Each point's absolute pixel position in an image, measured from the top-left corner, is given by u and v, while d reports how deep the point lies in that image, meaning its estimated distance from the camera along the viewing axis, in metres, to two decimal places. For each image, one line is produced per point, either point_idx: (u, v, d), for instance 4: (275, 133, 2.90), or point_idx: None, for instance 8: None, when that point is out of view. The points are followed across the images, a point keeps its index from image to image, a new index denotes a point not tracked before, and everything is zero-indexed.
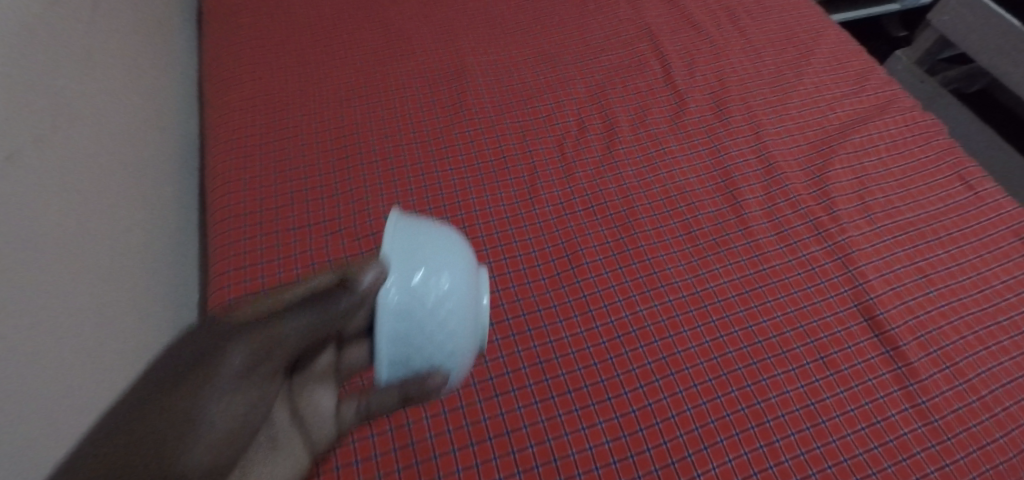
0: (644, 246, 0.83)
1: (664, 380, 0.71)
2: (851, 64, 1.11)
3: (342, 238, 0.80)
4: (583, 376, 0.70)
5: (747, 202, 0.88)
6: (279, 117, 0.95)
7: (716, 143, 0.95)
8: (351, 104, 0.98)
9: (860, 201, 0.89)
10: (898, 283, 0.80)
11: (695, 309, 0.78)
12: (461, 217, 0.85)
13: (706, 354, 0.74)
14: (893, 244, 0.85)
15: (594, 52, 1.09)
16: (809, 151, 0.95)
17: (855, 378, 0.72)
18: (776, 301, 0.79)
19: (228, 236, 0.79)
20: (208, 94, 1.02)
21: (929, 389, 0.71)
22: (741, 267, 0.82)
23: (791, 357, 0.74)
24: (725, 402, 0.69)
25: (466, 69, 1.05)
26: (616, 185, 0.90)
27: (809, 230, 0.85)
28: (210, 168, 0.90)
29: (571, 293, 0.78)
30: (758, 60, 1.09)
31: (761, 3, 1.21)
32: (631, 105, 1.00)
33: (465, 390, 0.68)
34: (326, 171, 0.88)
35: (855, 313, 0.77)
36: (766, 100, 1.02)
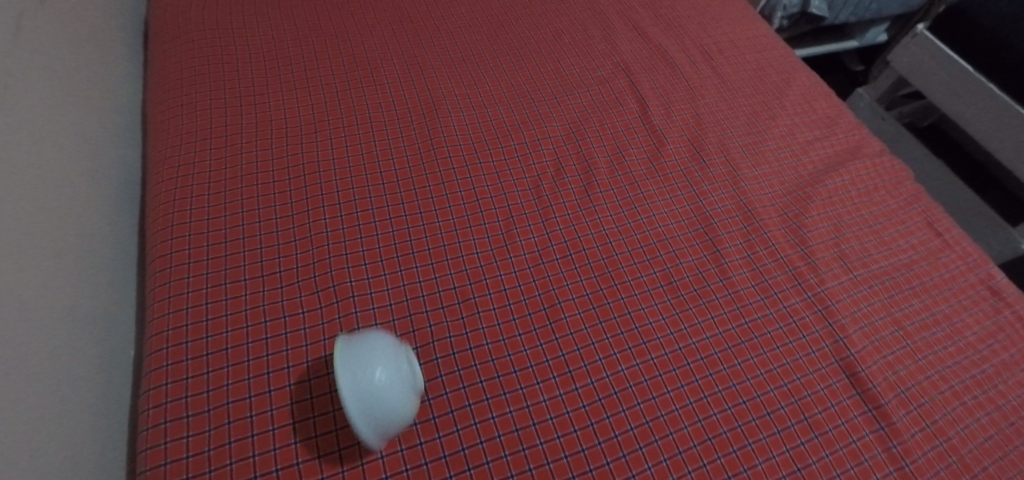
0: (624, 298, 0.80)
1: (648, 448, 0.66)
2: (822, 107, 1.11)
3: (300, 290, 0.74)
4: (563, 445, 0.65)
5: (727, 250, 0.86)
6: (232, 151, 0.87)
7: (695, 188, 0.94)
8: (313, 138, 0.91)
9: (837, 249, 0.88)
10: (876, 337, 0.79)
11: (678, 367, 0.74)
12: (432, 266, 0.79)
13: (691, 416, 0.70)
14: (870, 294, 0.84)
15: (570, 88, 1.06)
16: (786, 197, 0.94)
17: (839, 440, 0.70)
18: (758, 357, 0.76)
19: (169, 288, 0.72)
20: (152, 123, 0.93)
21: (912, 450, 0.70)
22: (723, 321, 0.79)
23: (776, 419, 0.71)
24: (711, 470, 0.66)
25: (437, 102, 1.00)
26: (595, 231, 0.86)
27: (789, 280, 0.84)
28: (151, 208, 0.82)
29: (550, 351, 0.73)
30: (733, 101, 1.08)
31: (734, 42, 1.22)
32: (608, 145, 0.98)
33: (435, 463, 0.62)
34: (284, 213, 0.81)
35: (836, 370, 0.76)
36: (743, 143, 1.01)
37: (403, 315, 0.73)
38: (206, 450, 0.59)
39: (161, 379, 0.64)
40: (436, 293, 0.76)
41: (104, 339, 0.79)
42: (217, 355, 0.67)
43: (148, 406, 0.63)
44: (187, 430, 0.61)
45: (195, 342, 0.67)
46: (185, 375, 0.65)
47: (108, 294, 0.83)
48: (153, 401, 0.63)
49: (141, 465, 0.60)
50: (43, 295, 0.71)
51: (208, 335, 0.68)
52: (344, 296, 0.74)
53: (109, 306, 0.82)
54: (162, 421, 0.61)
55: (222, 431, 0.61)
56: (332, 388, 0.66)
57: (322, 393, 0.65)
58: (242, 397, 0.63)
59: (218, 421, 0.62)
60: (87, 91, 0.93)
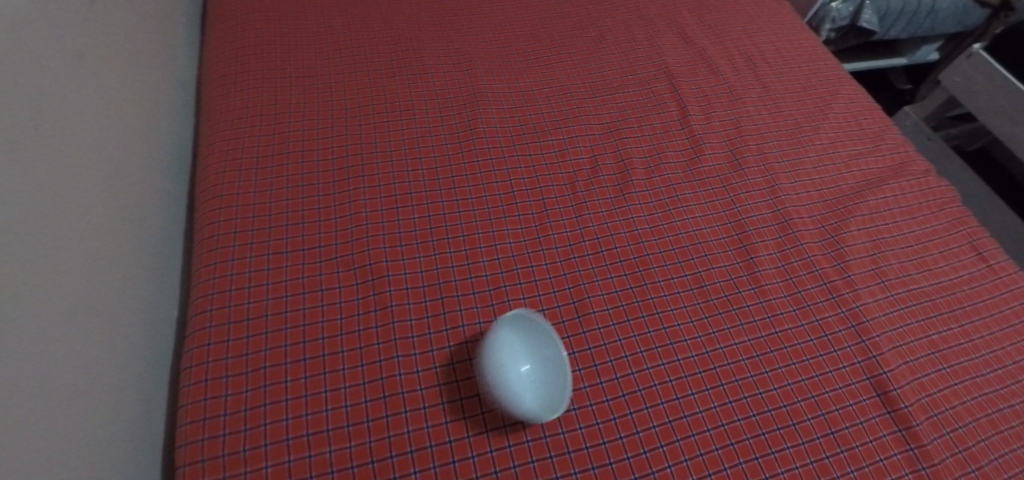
0: (654, 298, 0.80)
1: (669, 447, 0.67)
2: (867, 122, 1.09)
3: (337, 267, 0.77)
4: (585, 436, 0.66)
5: (760, 259, 0.85)
6: (280, 129, 0.91)
7: (731, 194, 0.93)
8: (358, 122, 0.94)
9: (874, 265, 0.87)
10: (910, 357, 0.78)
11: (704, 371, 0.74)
12: (466, 254, 0.81)
13: (714, 420, 0.70)
14: (908, 314, 0.82)
15: (611, 88, 1.07)
16: (824, 209, 0.93)
17: (865, 457, 0.69)
18: (786, 367, 0.75)
19: (215, 255, 0.76)
20: (206, 99, 0.97)
21: (942, 473, 0.68)
22: (753, 328, 0.78)
23: (801, 430, 0.70)
24: (732, 474, 0.66)
25: (479, 94, 1.01)
26: (628, 230, 0.87)
27: (823, 293, 0.83)
28: (202, 179, 0.86)
29: (576, 344, 0.74)
30: (775, 110, 1.07)
31: (780, 51, 1.20)
32: (646, 146, 0.98)
33: (458, 443, 0.64)
34: (326, 192, 0.85)
35: (867, 386, 0.74)
36: (783, 153, 1.00)
37: (434, 297, 0.76)
38: (244, 409, 0.64)
39: (204, 340, 0.69)
40: (468, 280, 0.78)
41: (152, 301, 0.83)
42: (257, 322, 0.71)
43: (191, 363, 0.68)
44: (226, 389, 0.65)
45: (238, 307, 0.72)
46: (229, 338, 0.69)
47: (159, 260, 0.87)
48: (196, 359, 0.68)
49: (183, 419, 0.64)
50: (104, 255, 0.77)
51: (249, 302, 0.72)
52: (379, 275, 0.76)
53: (158, 271, 0.87)
54: (204, 379, 0.66)
55: (259, 393, 0.66)
56: (364, 362, 0.69)
57: (353, 366, 0.69)
58: (278, 363, 0.68)
59: (256, 384, 0.66)
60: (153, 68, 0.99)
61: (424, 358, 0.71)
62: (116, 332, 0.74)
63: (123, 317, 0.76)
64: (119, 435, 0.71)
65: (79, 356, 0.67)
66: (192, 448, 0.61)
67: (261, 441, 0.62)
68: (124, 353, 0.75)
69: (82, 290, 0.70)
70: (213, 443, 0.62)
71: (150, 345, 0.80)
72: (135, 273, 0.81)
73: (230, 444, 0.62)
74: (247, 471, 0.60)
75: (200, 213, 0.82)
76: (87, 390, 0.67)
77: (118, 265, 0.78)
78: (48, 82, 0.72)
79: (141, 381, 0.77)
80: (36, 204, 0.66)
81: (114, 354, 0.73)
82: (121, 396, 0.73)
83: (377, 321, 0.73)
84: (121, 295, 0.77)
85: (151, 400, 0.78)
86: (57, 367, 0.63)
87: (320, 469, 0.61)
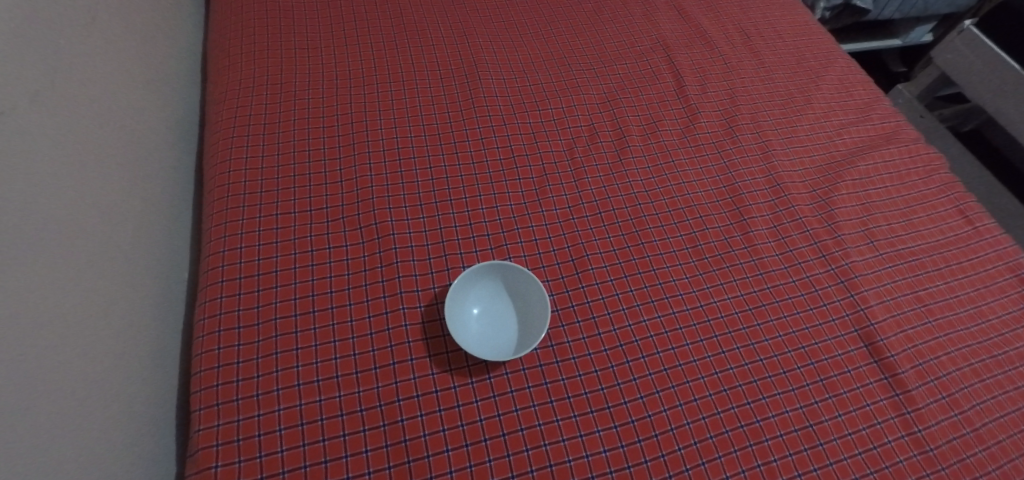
0: (650, 256, 0.83)
1: (665, 393, 0.70)
2: (859, 93, 1.12)
3: (344, 226, 0.80)
4: (583, 383, 0.69)
5: (753, 220, 0.88)
6: (285, 97, 0.93)
7: (726, 160, 0.96)
8: (362, 90, 0.96)
9: (864, 227, 0.89)
10: (897, 310, 0.80)
11: (699, 323, 0.76)
12: (468, 214, 0.84)
13: (708, 368, 0.72)
14: (895, 272, 0.85)
15: (608, 60, 1.09)
16: (816, 175, 0.96)
17: (853, 402, 0.72)
18: (778, 320, 0.78)
19: (225, 215, 0.78)
20: (212, 70, 0.99)
21: (926, 417, 0.71)
22: (746, 284, 0.81)
23: (792, 377, 0.73)
24: (724, 418, 0.69)
25: (479, 65, 1.04)
26: (625, 193, 0.89)
27: (814, 252, 0.85)
28: (210, 145, 0.88)
29: (575, 298, 0.77)
30: (769, 81, 1.10)
31: (774, 26, 1.22)
32: (642, 115, 1.00)
33: (463, 389, 0.67)
34: (331, 157, 0.87)
35: (855, 338, 0.77)
36: (776, 121, 1.03)
37: (438, 255, 0.79)
38: (256, 358, 0.67)
39: (216, 293, 0.72)
40: (470, 238, 0.81)
41: (163, 264, 0.86)
42: (266, 277, 0.74)
43: (204, 315, 0.70)
44: (238, 338, 0.68)
45: (248, 264, 0.74)
46: (241, 291, 0.72)
47: (168, 225, 0.90)
48: (209, 312, 0.70)
49: (197, 367, 0.67)
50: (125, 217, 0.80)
51: (259, 259, 0.75)
52: (385, 234, 0.79)
53: (168, 236, 0.89)
54: (218, 329, 0.69)
55: (270, 342, 0.69)
56: (371, 313, 0.72)
57: (361, 317, 0.72)
58: (288, 315, 0.71)
59: (267, 335, 0.69)
60: (162, 40, 1.01)
61: (428, 310, 0.74)
62: (128, 291, 0.77)
63: (134, 278, 0.79)
64: (134, 386, 0.74)
65: (93, 310, 0.70)
66: (209, 393, 0.65)
67: (274, 387, 0.65)
68: (136, 311, 0.77)
69: (95, 248, 0.72)
70: (227, 388, 0.65)
71: (161, 306, 0.83)
72: (146, 237, 0.83)
73: (244, 389, 0.65)
74: (261, 414, 0.64)
75: (208, 177, 0.85)
76: (101, 342, 0.70)
77: (129, 229, 0.80)
78: (61, 47, 0.74)
79: (152, 338, 0.80)
80: (54, 163, 0.69)
81: (126, 312, 0.75)
82: (134, 351, 0.75)
83: (383, 277, 0.75)
84: (133, 256, 0.80)
85: (163, 357, 0.81)
86: (75, 315, 0.67)
87: (331, 412, 0.64)
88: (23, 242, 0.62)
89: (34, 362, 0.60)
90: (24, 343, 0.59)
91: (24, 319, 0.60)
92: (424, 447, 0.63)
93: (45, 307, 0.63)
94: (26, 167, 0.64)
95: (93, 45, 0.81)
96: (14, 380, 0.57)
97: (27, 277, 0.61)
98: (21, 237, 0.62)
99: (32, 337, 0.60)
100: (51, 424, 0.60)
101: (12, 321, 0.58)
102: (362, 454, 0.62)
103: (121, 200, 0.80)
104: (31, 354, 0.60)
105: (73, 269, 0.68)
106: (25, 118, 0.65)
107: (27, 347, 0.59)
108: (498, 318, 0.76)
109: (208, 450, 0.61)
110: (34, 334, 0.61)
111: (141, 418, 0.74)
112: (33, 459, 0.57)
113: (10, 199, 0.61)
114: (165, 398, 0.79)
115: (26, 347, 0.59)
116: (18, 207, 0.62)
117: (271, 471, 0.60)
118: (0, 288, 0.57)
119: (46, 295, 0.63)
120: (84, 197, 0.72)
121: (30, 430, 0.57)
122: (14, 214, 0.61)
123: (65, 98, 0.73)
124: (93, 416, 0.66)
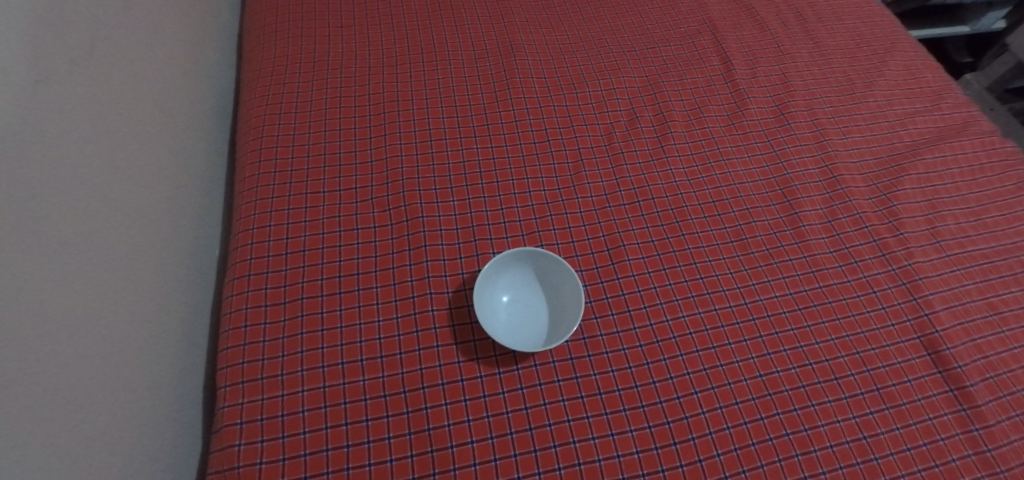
0: (691, 249, 0.78)
1: (704, 394, 0.65)
2: (926, 80, 1.03)
3: (373, 207, 0.78)
4: (616, 379, 0.66)
5: (806, 214, 0.82)
6: (318, 75, 0.91)
7: (776, 149, 0.89)
8: (396, 69, 0.94)
9: (929, 225, 0.82)
10: (966, 318, 0.73)
11: (742, 322, 0.72)
12: (500, 199, 0.81)
13: (751, 370, 0.68)
14: (964, 275, 0.77)
15: (650, 41, 1.04)
16: (876, 168, 0.88)
17: (913, 416, 0.66)
18: (830, 322, 0.72)
19: (256, 193, 0.77)
20: (247, 48, 0.99)
21: (997, 436, 0.64)
22: (796, 282, 0.75)
23: (845, 385, 0.67)
24: (768, 425, 0.64)
25: (516, 44, 1.00)
26: (665, 182, 0.85)
27: (873, 251, 0.79)
28: (243, 123, 0.88)
29: (610, 289, 0.73)
30: (826, 65, 1.02)
31: (833, 7, 1.14)
32: (686, 100, 0.95)
33: (489, 379, 0.65)
34: (362, 136, 0.85)
35: (917, 346, 0.71)
36: (833, 109, 0.95)
37: (468, 240, 0.76)
38: (282, 337, 0.66)
39: (245, 270, 0.71)
40: (502, 223, 0.78)
41: (192, 241, 0.87)
42: (294, 256, 0.72)
43: (232, 292, 0.70)
44: (264, 317, 0.67)
45: (277, 242, 0.73)
46: (268, 269, 0.71)
47: (199, 204, 0.90)
48: (237, 288, 0.70)
49: (224, 344, 0.66)
50: (159, 193, 0.80)
51: (287, 238, 0.74)
52: (414, 217, 0.77)
53: (198, 213, 0.90)
54: (245, 306, 0.68)
55: (296, 322, 0.67)
56: (398, 297, 0.70)
57: (387, 300, 0.70)
58: (315, 295, 0.69)
59: (293, 314, 0.68)
60: (200, 17, 1.01)
61: (455, 296, 0.71)
62: (157, 265, 0.77)
63: (164, 253, 0.79)
64: (159, 363, 0.74)
65: (123, 283, 0.70)
66: (234, 370, 0.64)
67: (298, 367, 0.64)
68: (164, 286, 0.78)
69: (127, 220, 0.73)
70: (252, 366, 0.64)
71: (189, 282, 0.84)
72: (177, 213, 0.84)
73: (269, 368, 0.64)
74: (285, 394, 0.62)
75: (241, 154, 0.84)
76: (129, 315, 0.70)
77: (162, 205, 0.81)
78: (96, 17, 0.73)
79: (179, 314, 0.80)
80: (90, 135, 0.69)
81: (154, 286, 0.76)
82: (161, 326, 0.76)
83: (410, 260, 0.73)
84: (164, 231, 0.80)
85: (189, 333, 0.82)
86: (107, 287, 0.67)
87: (354, 396, 0.63)
88: (55, 211, 0.61)
89: (67, 331, 0.60)
90: (58, 312, 0.60)
91: (58, 288, 0.60)
92: (447, 437, 0.61)
93: (76, 278, 0.63)
94: (62, 136, 0.64)
95: (129, 17, 0.80)
96: (47, 350, 0.57)
97: (63, 247, 0.62)
98: (57, 206, 0.62)
99: (62, 307, 0.60)
100: (79, 394, 0.61)
101: (47, 290, 0.59)
102: (384, 440, 0.60)
103: (155, 177, 0.80)
104: (62, 323, 0.60)
105: (104, 241, 0.68)
106: (59, 87, 0.65)
107: (60, 315, 0.60)
108: (528, 307, 0.73)
109: (232, 427, 0.60)
110: (68, 304, 0.61)
111: (166, 392, 0.74)
112: (59, 427, 0.57)
113: (42, 168, 0.61)
114: (191, 374, 0.80)
115: (59, 316, 0.60)
116: (55, 176, 0.62)
117: (293, 453, 0.59)
118: (35, 257, 0.58)
119: (76, 264, 0.63)
120: (119, 171, 0.73)
121: (57, 399, 0.58)
122: (49, 183, 0.61)
123: (101, 69, 0.73)
124: (119, 388, 0.66)
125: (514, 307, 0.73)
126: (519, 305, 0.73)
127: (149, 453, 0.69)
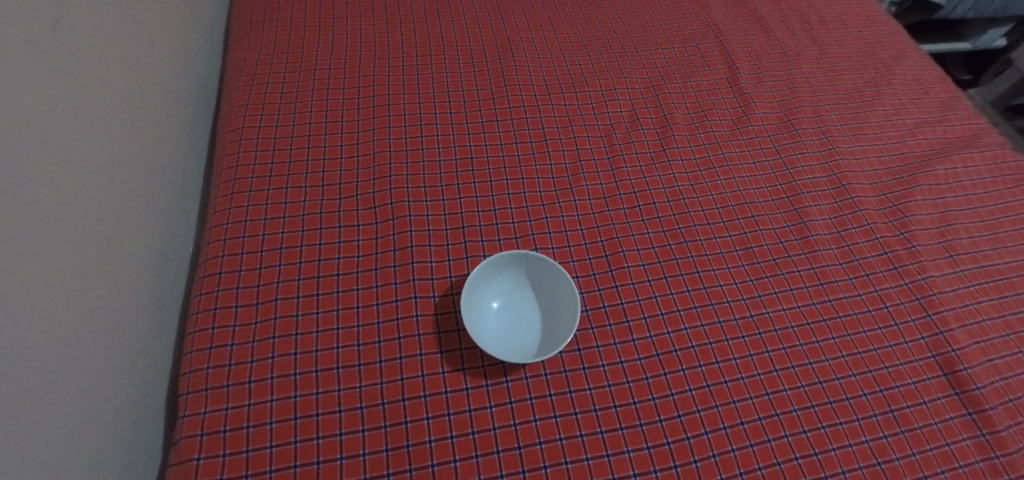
0: (694, 257, 0.73)
1: (707, 413, 0.61)
2: (935, 90, 1.00)
3: (357, 204, 0.74)
4: (613, 395, 0.61)
5: (814, 223, 0.78)
6: (306, 65, 0.87)
7: (783, 155, 0.86)
8: (388, 62, 0.90)
9: (941, 239, 0.78)
10: (982, 337, 0.69)
11: (748, 336, 0.67)
12: (493, 199, 0.76)
13: (757, 388, 0.63)
14: (979, 291, 0.73)
15: (653, 43, 1.00)
16: (886, 177, 0.85)
17: (930, 440, 0.61)
18: (841, 338, 0.68)
19: (232, 186, 0.73)
20: (233, 37, 0.94)
21: (1019, 464, 0.60)
22: (804, 294, 0.71)
23: (857, 406, 0.63)
24: (776, 447, 0.59)
25: (514, 41, 0.96)
26: (667, 186, 0.81)
27: (884, 263, 0.75)
28: (224, 113, 0.83)
29: (608, 298, 0.68)
30: (833, 73, 0.99)
31: (839, 14, 1.11)
32: (689, 103, 0.91)
33: (475, 391, 0.60)
34: (349, 130, 0.81)
35: (932, 365, 0.67)
36: (841, 117, 0.92)
37: (457, 241, 0.71)
38: (252, 341, 0.61)
39: (216, 268, 0.66)
40: (494, 225, 0.74)
41: (161, 235, 0.81)
42: (270, 254, 0.67)
43: (200, 292, 0.65)
44: (234, 318, 0.62)
45: (252, 238, 0.68)
46: (240, 267, 0.66)
47: (170, 199, 0.85)
48: (206, 287, 0.65)
49: (188, 347, 0.61)
50: (129, 185, 0.75)
51: (264, 234, 0.69)
52: (400, 215, 0.72)
53: (170, 209, 0.85)
54: (214, 307, 0.63)
55: (268, 325, 0.62)
56: (380, 300, 0.65)
57: (368, 304, 0.65)
58: (290, 296, 0.64)
59: (266, 316, 0.63)
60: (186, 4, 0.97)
61: (442, 301, 0.66)
62: (121, 262, 0.71)
63: (129, 248, 0.74)
64: (119, 366, 0.69)
65: (83, 278, 0.64)
66: (197, 377, 0.58)
67: (267, 375, 0.59)
68: (129, 285, 0.72)
69: (92, 212, 0.67)
70: (218, 372, 0.59)
71: (156, 280, 0.78)
72: (146, 208, 0.78)
73: (235, 376, 0.59)
74: (251, 403, 0.57)
75: (219, 145, 0.79)
76: (90, 315, 0.65)
77: (131, 197, 0.75)
78: None
79: (145, 315, 0.75)
80: (53, 115, 0.63)
81: (119, 285, 0.70)
82: (123, 327, 0.70)
83: (395, 261, 0.68)
84: (131, 225, 0.74)
85: (154, 336, 0.76)
86: (67, 284, 0.62)
87: (328, 407, 0.58)
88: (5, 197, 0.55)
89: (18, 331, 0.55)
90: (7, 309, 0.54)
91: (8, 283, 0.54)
92: (428, 455, 0.55)
93: (25, 271, 0.56)
94: (15, 114, 0.57)
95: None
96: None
97: (17, 238, 0.56)
98: (11, 191, 0.56)
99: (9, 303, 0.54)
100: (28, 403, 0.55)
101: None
102: (358, 457, 0.55)
103: (126, 168, 0.75)
104: (13, 321, 0.54)
105: (64, 231, 0.62)
106: (15, 61, 0.58)
107: (11, 312, 0.54)
108: (519, 313, 0.68)
109: (191, 439, 0.55)
110: (20, 300, 0.55)
111: (125, 398, 0.69)
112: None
113: None
114: (151, 380, 0.74)
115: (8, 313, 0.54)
116: (14, 158, 0.56)
117: (256, 469, 0.54)
118: None
119: (27, 255, 0.57)
120: (87, 158, 0.67)
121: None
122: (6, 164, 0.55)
123: (67, 41, 0.66)
124: (72, 394, 0.61)
125: (503, 312, 0.68)
126: (509, 311, 0.68)
127: (101, 464, 0.64)
